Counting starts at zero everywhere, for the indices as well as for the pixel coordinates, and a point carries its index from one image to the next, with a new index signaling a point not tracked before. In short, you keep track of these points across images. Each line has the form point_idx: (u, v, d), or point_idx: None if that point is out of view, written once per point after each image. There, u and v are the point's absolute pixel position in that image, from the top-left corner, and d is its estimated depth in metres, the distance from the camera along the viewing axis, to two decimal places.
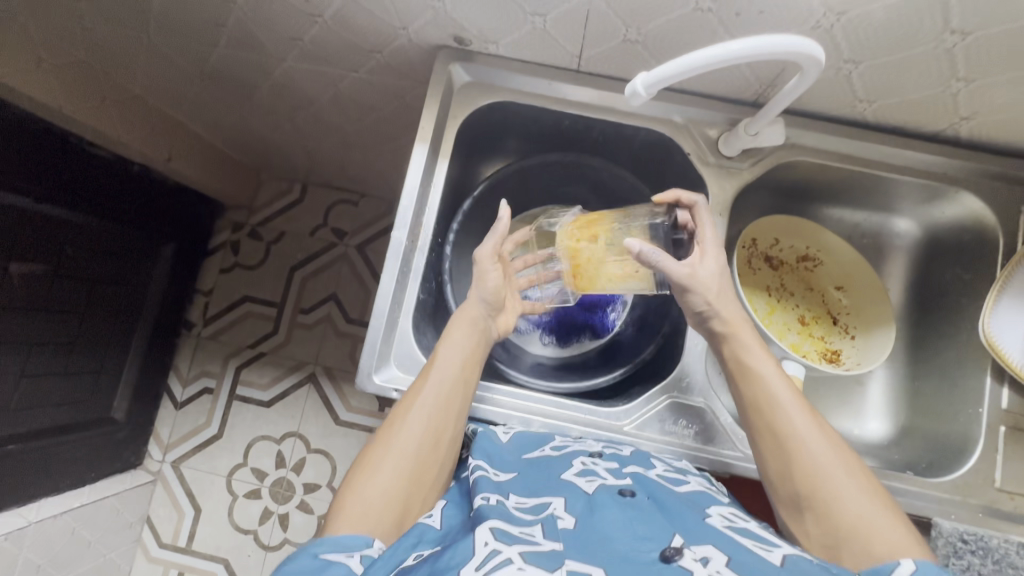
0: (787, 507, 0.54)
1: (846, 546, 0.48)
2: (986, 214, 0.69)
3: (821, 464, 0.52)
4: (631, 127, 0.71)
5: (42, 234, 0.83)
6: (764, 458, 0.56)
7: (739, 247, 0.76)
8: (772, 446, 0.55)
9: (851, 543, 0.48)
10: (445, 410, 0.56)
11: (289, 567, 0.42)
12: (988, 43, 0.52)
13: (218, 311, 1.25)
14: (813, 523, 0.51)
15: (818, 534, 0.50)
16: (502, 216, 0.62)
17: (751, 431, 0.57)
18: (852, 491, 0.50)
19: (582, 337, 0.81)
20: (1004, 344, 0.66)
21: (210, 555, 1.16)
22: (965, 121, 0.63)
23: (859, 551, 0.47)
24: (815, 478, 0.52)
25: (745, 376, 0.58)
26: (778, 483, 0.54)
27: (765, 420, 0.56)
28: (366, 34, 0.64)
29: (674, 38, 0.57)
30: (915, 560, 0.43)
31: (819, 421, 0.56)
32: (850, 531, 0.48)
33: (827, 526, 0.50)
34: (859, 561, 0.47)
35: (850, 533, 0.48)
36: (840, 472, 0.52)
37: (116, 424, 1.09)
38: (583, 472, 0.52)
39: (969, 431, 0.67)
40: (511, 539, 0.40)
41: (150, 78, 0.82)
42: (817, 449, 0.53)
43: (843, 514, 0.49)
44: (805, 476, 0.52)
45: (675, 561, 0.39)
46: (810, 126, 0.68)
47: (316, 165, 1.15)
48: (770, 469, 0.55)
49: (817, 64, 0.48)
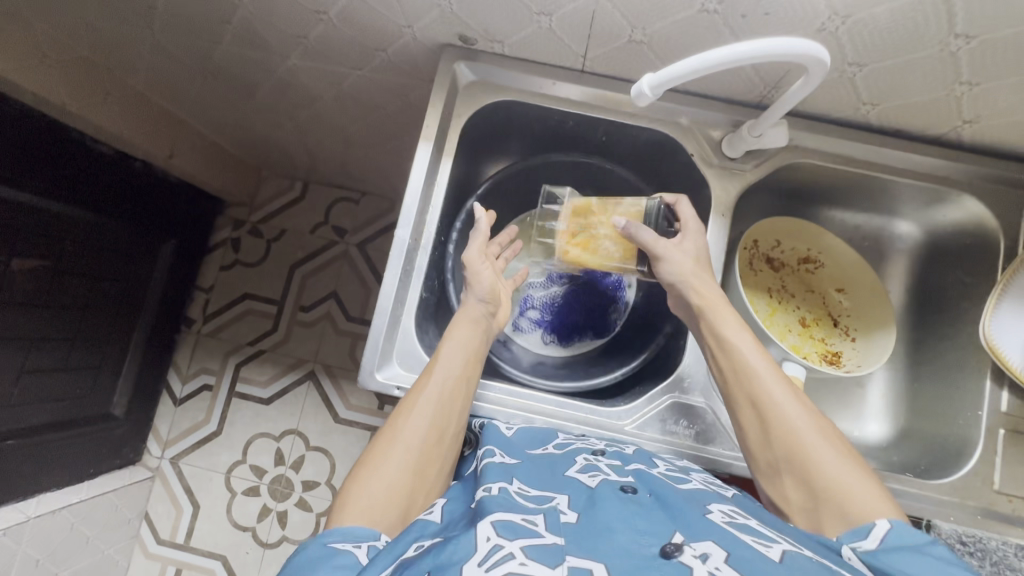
0: (766, 474, 0.54)
1: (823, 510, 0.48)
2: (988, 217, 0.70)
3: (798, 428, 0.52)
4: (635, 128, 0.71)
5: (41, 228, 0.83)
6: (745, 427, 0.56)
7: (742, 248, 0.76)
8: (752, 416, 0.55)
9: (828, 507, 0.48)
10: (450, 402, 0.57)
11: (298, 560, 0.43)
12: (992, 48, 0.52)
13: (219, 308, 1.25)
14: (792, 487, 0.51)
15: (798, 500, 0.51)
16: (480, 216, 0.67)
17: (731, 399, 0.57)
18: (827, 451, 0.51)
19: (584, 336, 0.81)
20: (1004, 346, 0.66)
21: (209, 552, 1.16)
22: (967, 126, 0.63)
23: (836, 515, 0.48)
24: (793, 442, 0.52)
25: (723, 348, 0.59)
26: (756, 451, 0.55)
27: (745, 389, 0.56)
28: (371, 33, 0.64)
29: (680, 40, 0.57)
30: (890, 522, 0.45)
31: (794, 388, 0.56)
32: (827, 493, 0.49)
33: (806, 490, 0.50)
34: (836, 525, 0.47)
35: (826, 496, 0.49)
36: (815, 436, 0.52)
37: (115, 419, 1.09)
38: (586, 469, 0.53)
39: (968, 432, 0.67)
40: (513, 531, 0.40)
41: (153, 74, 0.82)
42: (795, 417, 0.53)
43: (819, 475, 0.50)
44: (782, 440, 0.52)
45: (675, 557, 0.40)
46: (814, 128, 0.68)
47: (318, 162, 1.14)
48: (749, 439, 0.55)
49: (822, 65, 0.48)
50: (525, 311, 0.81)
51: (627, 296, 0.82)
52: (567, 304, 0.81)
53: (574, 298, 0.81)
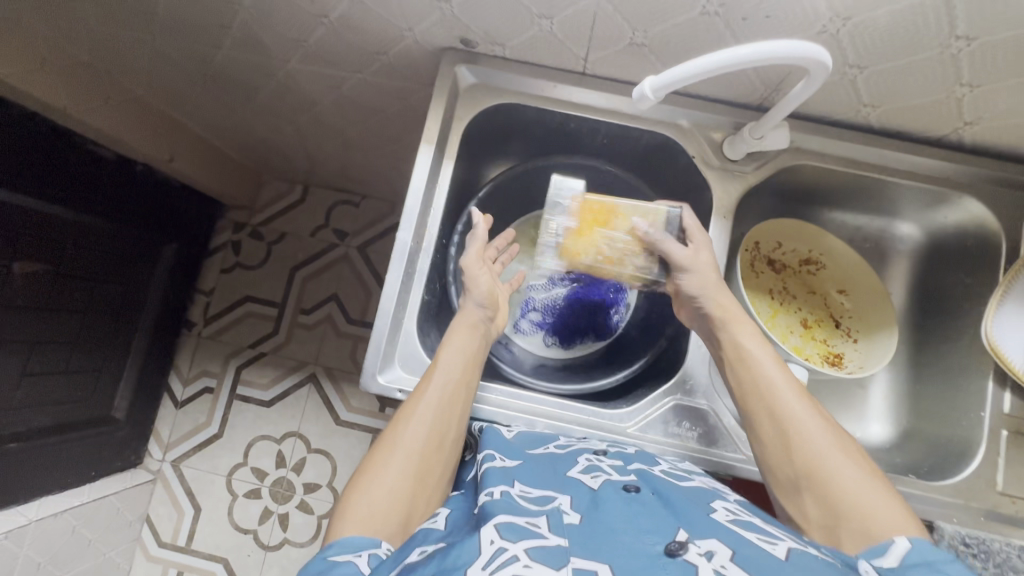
0: (785, 492, 0.53)
1: (844, 527, 0.48)
2: (989, 218, 0.70)
3: (819, 445, 0.52)
4: (635, 130, 0.71)
5: (44, 231, 0.83)
6: (763, 443, 0.56)
7: (743, 249, 0.76)
8: (771, 431, 0.55)
9: (848, 524, 0.48)
10: (450, 406, 0.57)
11: (300, 574, 0.43)
12: (992, 50, 0.52)
13: (219, 310, 1.25)
14: (812, 505, 0.51)
15: (816, 516, 0.50)
16: (479, 221, 0.68)
17: (748, 414, 0.57)
18: (848, 470, 0.50)
19: (586, 338, 0.81)
20: (1006, 348, 0.66)
21: (210, 555, 1.16)
22: (968, 127, 0.63)
23: (857, 532, 0.47)
24: (813, 459, 0.52)
25: (746, 365, 0.59)
26: (775, 468, 0.54)
27: (766, 405, 0.56)
28: (372, 36, 0.64)
29: (680, 42, 0.57)
30: (910, 539, 0.44)
31: (819, 409, 0.56)
32: (847, 510, 0.48)
33: (826, 507, 0.50)
34: (856, 542, 0.47)
35: (847, 514, 0.48)
36: (836, 454, 0.51)
37: (115, 423, 1.09)
38: (588, 469, 0.53)
39: (971, 434, 0.67)
40: (517, 534, 0.40)
41: (153, 77, 0.82)
42: (816, 434, 0.53)
43: (840, 493, 0.49)
44: (802, 457, 0.52)
45: (680, 555, 0.40)
46: (815, 130, 0.68)
47: (319, 164, 1.14)
48: (770, 456, 0.55)
49: (823, 67, 0.48)
50: (527, 314, 0.81)
51: (630, 297, 0.82)
52: (567, 307, 0.81)
53: (576, 300, 0.81)
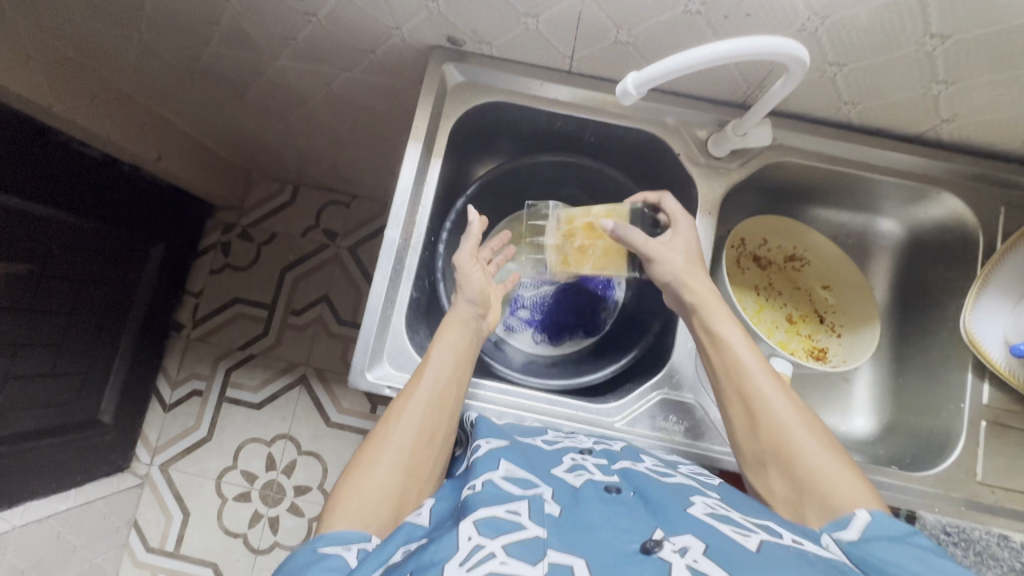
0: (751, 467, 0.55)
1: (808, 501, 0.50)
2: (967, 214, 0.71)
3: (786, 424, 0.53)
4: (622, 128, 0.72)
5: (28, 231, 0.82)
6: (732, 420, 0.57)
7: (727, 246, 0.77)
8: (738, 408, 0.56)
9: (814, 500, 0.49)
10: (440, 403, 0.57)
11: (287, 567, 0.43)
12: (965, 48, 0.53)
13: (208, 312, 1.25)
14: (777, 481, 0.52)
15: (782, 492, 0.52)
16: (473, 218, 0.68)
17: (720, 394, 0.58)
18: (813, 447, 0.52)
19: (575, 335, 0.82)
20: (984, 341, 0.68)
21: (199, 559, 1.15)
22: (946, 124, 0.65)
23: (821, 507, 0.49)
24: (781, 437, 0.53)
25: (716, 345, 0.59)
26: (743, 445, 0.56)
27: (735, 385, 0.57)
28: (361, 34, 0.64)
29: (663, 40, 0.58)
30: (870, 513, 0.46)
31: (784, 385, 0.57)
32: (812, 487, 0.50)
33: (791, 484, 0.51)
34: (821, 517, 0.48)
35: (812, 490, 0.50)
36: (801, 431, 0.53)
37: (102, 426, 1.08)
38: (572, 467, 0.53)
39: (952, 426, 0.68)
40: (495, 528, 0.41)
41: (140, 74, 0.81)
42: (783, 412, 0.54)
43: (806, 470, 0.51)
44: (768, 436, 0.53)
45: (655, 553, 0.40)
46: (797, 127, 0.69)
47: (308, 164, 1.14)
48: (739, 434, 0.56)
49: (801, 65, 0.49)
50: (516, 311, 0.81)
51: (617, 294, 0.83)
52: (557, 303, 0.82)
53: (565, 298, 0.82)
